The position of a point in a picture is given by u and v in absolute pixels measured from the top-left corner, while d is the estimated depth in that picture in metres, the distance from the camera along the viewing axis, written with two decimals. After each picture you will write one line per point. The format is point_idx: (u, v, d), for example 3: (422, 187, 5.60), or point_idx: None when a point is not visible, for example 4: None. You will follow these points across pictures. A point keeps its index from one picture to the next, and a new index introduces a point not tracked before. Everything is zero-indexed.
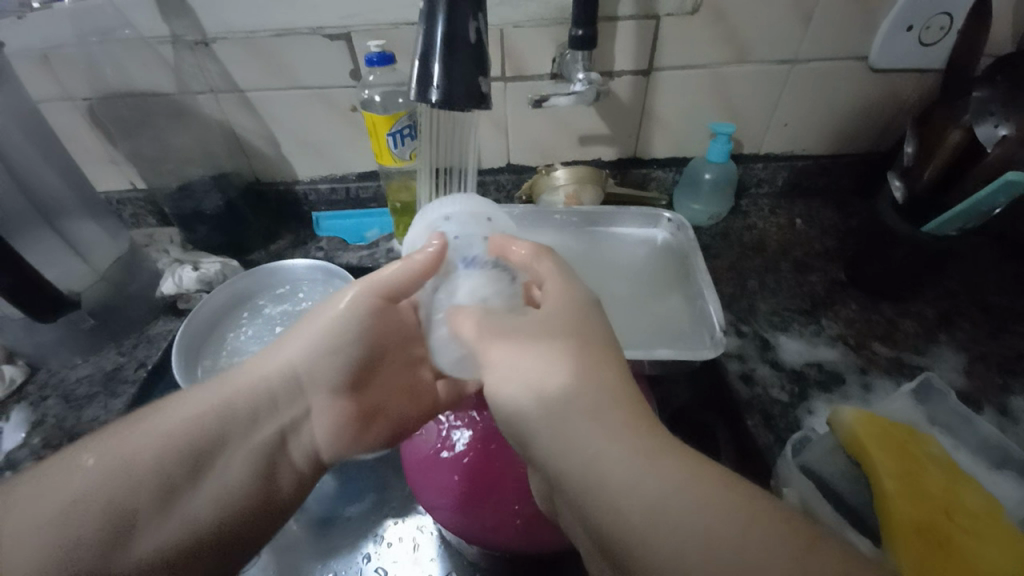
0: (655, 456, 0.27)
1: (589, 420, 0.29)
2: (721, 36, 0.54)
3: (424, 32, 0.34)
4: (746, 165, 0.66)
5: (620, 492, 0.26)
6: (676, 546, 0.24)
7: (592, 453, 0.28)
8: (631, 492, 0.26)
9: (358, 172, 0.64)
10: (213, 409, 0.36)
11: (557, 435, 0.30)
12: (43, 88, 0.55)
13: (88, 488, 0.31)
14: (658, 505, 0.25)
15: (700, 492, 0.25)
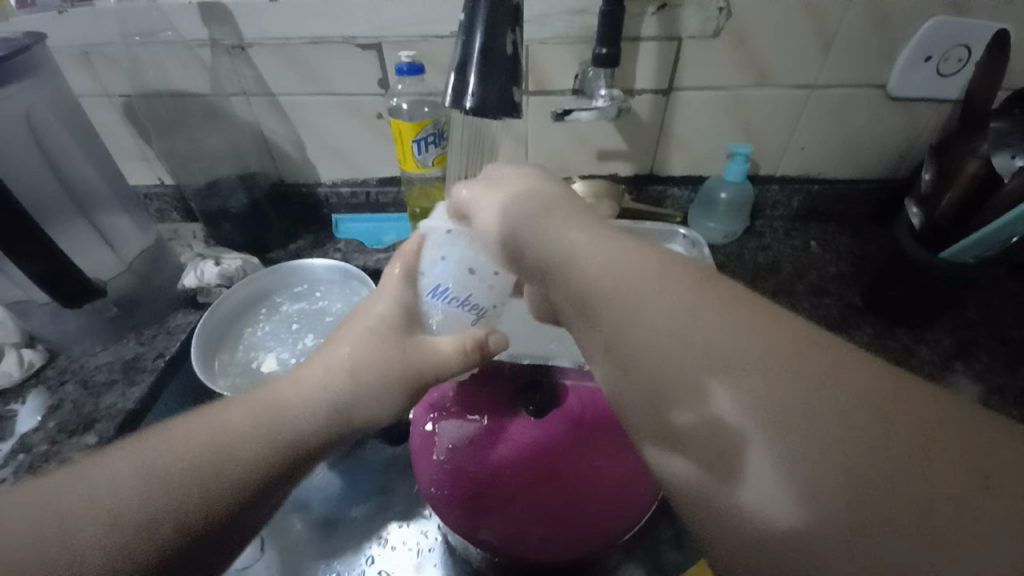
0: (775, 347, 0.23)
1: (720, 320, 0.25)
2: (742, 59, 0.55)
3: (461, 43, 0.35)
4: (762, 187, 0.66)
5: (746, 390, 0.23)
6: (813, 465, 0.20)
7: (724, 343, 0.24)
8: (769, 392, 0.22)
9: (379, 178, 0.65)
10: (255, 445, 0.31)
11: (665, 339, 0.26)
12: (82, 83, 0.57)
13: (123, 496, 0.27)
14: (792, 399, 0.22)
15: (840, 407, 0.21)
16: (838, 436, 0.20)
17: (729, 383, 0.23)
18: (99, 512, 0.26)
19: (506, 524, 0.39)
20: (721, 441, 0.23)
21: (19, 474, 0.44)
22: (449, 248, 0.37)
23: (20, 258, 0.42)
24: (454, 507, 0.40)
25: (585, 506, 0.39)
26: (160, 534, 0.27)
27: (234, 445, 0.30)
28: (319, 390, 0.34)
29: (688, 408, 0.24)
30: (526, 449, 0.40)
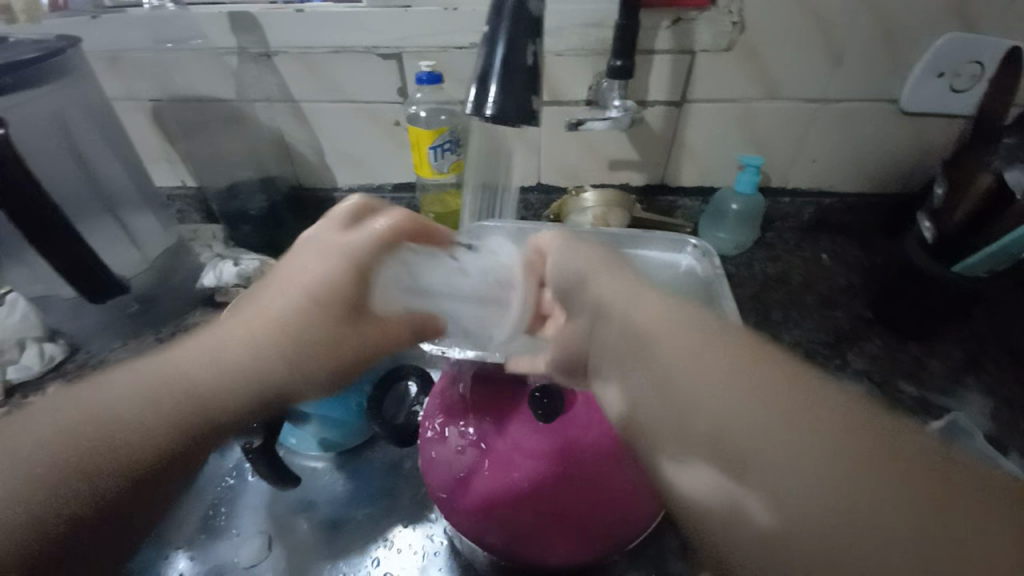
0: (823, 403, 0.25)
1: (749, 369, 0.28)
2: (755, 72, 0.56)
3: (483, 54, 0.37)
4: (773, 199, 0.66)
5: (778, 441, 0.25)
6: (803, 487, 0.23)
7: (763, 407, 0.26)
8: (789, 436, 0.24)
9: (394, 184, 0.67)
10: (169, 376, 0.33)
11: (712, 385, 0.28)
12: (113, 87, 0.59)
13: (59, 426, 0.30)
14: (795, 445, 0.24)
15: (834, 457, 0.23)
16: (828, 468, 0.23)
17: (759, 429, 0.25)
18: (84, 427, 0.30)
19: (514, 524, 0.38)
20: (738, 442, 0.26)
21: None
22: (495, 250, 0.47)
23: (49, 252, 0.44)
24: (465, 506, 0.40)
25: (593, 519, 0.38)
26: (106, 455, 0.30)
27: (185, 368, 0.34)
28: (261, 319, 0.38)
29: (719, 410, 0.27)
30: (545, 459, 0.40)
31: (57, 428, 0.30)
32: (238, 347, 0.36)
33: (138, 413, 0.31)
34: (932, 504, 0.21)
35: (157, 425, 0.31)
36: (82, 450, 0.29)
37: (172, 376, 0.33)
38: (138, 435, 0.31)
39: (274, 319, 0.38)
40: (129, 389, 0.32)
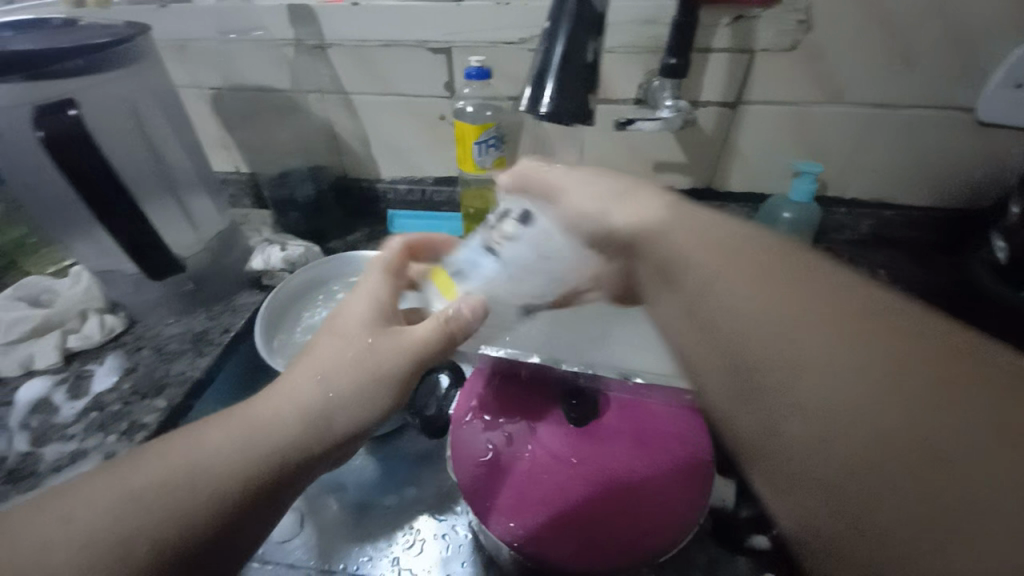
0: (873, 347, 0.26)
1: (806, 325, 0.28)
2: (818, 75, 0.53)
3: (541, 51, 0.36)
4: (826, 209, 0.63)
5: (813, 393, 0.27)
6: (851, 429, 0.26)
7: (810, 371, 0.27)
8: (825, 398, 0.27)
9: (435, 177, 0.67)
10: (227, 461, 0.31)
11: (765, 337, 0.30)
12: (179, 74, 0.62)
13: (127, 499, 0.29)
14: (825, 406, 0.26)
15: (876, 396, 0.25)
16: (881, 424, 0.25)
17: (807, 386, 0.27)
18: (147, 514, 0.29)
19: (533, 527, 0.38)
20: (778, 388, 0.29)
21: (89, 430, 0.48)
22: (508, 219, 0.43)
23: (116, 228, 0.47)
24: (490, 504, 0.39)
25: (618, 533, 0.37)
26: (160, 547, 0.28)
27: (250, 442, 0.33)
28: (327, 388, 0.36)
29: (791, 358, 0.28)
30: (578, 461, 0.40)
31: (127, 500, 0.29)
32: (301, 418, 0.35)
33: (198, 508, 0.30)
34: (982, 424, 0.23)
35: (212, 513, 0.30)
36: (143, 534, 0.28)
37: (241, 458, 0.32)
38: (201, 525, 0.30)
39: (323, 386, 0.36)
40: (184, 471, 0.30)
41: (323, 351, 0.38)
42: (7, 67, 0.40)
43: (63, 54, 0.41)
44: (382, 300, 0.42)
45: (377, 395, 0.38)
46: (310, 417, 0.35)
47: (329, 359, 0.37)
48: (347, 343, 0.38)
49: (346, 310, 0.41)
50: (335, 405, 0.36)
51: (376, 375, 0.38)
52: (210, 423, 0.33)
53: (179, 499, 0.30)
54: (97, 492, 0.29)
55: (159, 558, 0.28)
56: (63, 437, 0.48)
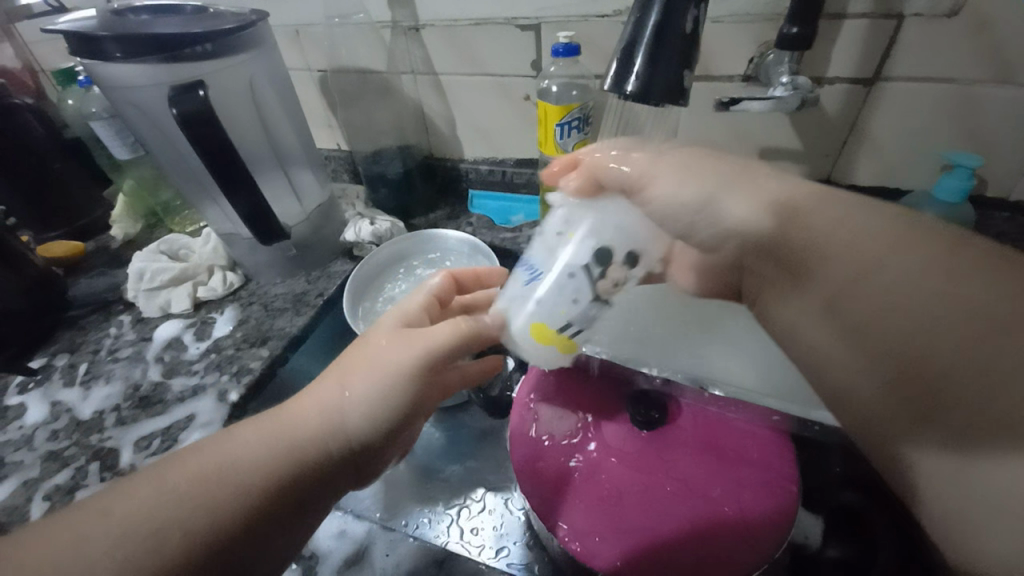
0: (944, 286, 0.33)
1: (894, 260, 0.35)
2: (996, 44, 0.42)
3: (632, 22, 0.33)
4: (986, 213, 0.51)
5: (895, 305, 0.35)
6: (915, 333, 0.33)
7: (920, 305, 0.33)
8: (927, 318, 0.33)
9: (517, 159, 0.67)
10: (258, 456, 0.33)
11: (857, 275, 0.36)
12: (293, 58, 0.68)
13: (163, 493, 0.31)
14: (914, 326, 0.34)
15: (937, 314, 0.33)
16: (935, 338, 0.33)
17: (890, 302, 0.35)
18: (185, 510, 0.30)
19: (587, 522, 0.37)
20: (861, 289, 0.36)
21: (208, 368, 0.57)
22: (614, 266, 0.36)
23: (233, 197, 0.53)
24: (544, 494, 0.39)
25: (680, 546, 0.35)
26: (186, 539, 0.29)
27: (276, 442, 0.33)
28: (346, 394, 0.35)
29: (887, 275, 0.35)
30: (638, 465, 0.39)
31: (167, 491, 0.31)
32: (323, 417, 0.35)
33: (232, 499, 0.31)
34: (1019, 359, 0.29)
35: (244, 510, 0.31)
36: (177, 525, 0.29)
37: (271, 450, 0.33)
38: (232, 517, 0.31)
39: (343, 387, 0.36)
40: (221, 463, 0.32)
41: (349, 357, 0.38)
42: (149, 50, 0.46)
43: (194, 38, 0.47)
44: (410, 312, 0.41)
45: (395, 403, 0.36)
46: (325, 414, 0.35)
47: (348, 368, 0.37)
48: (367, 345, 0.38)
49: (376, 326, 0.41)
50: (350, 404, 0.35)
51: (392, 372, 0.36)
52: (246, 422, 0.35)
53: (211, 491, 0.31)
54: (156, 475, 0.32)
55: (188, 552, 0.29)
56: (188, 371, 0.57)
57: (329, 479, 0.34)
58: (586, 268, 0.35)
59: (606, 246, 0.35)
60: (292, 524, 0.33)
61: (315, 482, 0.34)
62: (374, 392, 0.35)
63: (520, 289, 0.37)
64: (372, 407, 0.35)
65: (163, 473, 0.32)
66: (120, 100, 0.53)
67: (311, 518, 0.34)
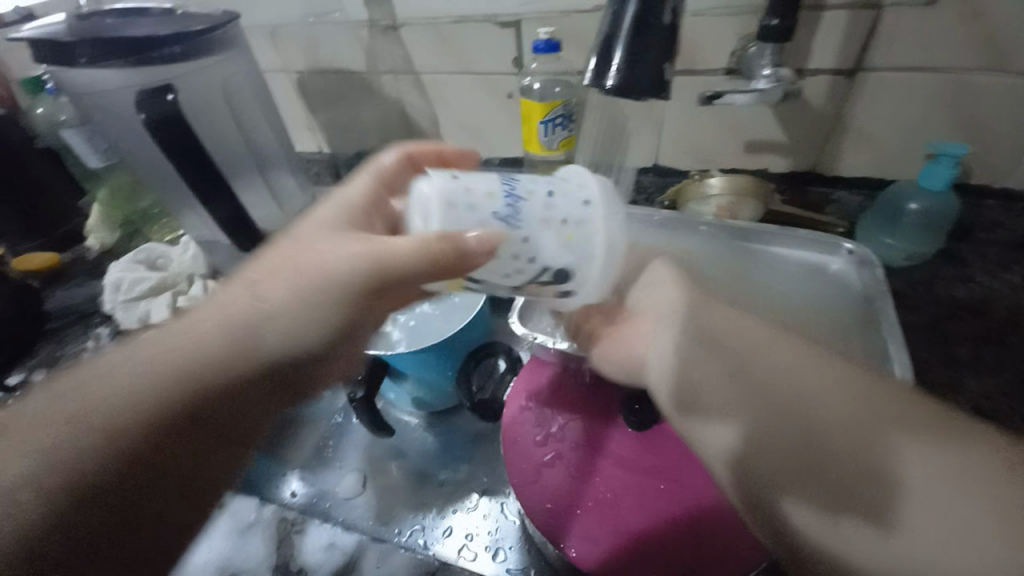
0: (842, 384, 0.29)
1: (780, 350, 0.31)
2: (975, 32, 0.42)
3: (610, 15, 0.32)
4: (971, 199, 0.51)
5: (801, 390, 0.29)
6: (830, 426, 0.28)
7: (827, 396, 0.29)
8: (836, 414, 0.28)
9: (503, 158, 0.66)
10: (154, 375, 0.30)
11: (756, 353, 0.32)
12: (270, 61, 0.66)
13: (56, 415, 0.29)
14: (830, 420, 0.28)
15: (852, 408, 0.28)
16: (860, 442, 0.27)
17: (796, 388, 0.29)
18: (63, 432, 0.28)
19: (590, 528, 0.36)
20: (757, 376, 0.31)
21: None
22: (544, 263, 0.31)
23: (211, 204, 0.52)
24: (547, 506, 0.38)
25: (680, 541, 0.35)
26: (60, 479, 0.27)
27: (178, 362, 0.31)
28: (259, 301, 0.33)
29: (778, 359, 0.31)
30: (635, 470, 0.39)
31: (56, 419, 0.29)
32: (230, 329, 0.32)
33: (119, 424, 0.29)
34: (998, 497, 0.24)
35: (140, 439, 0.29)
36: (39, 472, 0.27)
37: (168, 373, 0.31)
38: (105, 461, 0.28)
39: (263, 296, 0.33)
40: (112, 389, 0.30)
41: (278, 251, 0.35)
42: (116, 55, 0.45)
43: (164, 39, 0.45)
44: (352, 206, 0.39)
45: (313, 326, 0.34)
46: (237, 328, 0.33)
47: (268, 271, 0.34)
48: (301, 239, 0.36)
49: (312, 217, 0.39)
50: (266, 317, 0.33)
51: (320, 280, 0.34)
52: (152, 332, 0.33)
53: (99, 411, 0.29)
54: (52, 398, 0.30)
55: (60, 496, 0.27)
56: None
57: (238, 407, 0.32)
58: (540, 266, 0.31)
59: (572, 269, 0.31)
60: (200, 464, 0.31)
61: (222, 408, 0.32)
62: (298, 300, 0.33)
63: (471, 211, 0.29)
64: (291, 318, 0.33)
65: (55, 395, 0.30)
66: (90, 106, 0.51)
67: (224, 464, 0.32)
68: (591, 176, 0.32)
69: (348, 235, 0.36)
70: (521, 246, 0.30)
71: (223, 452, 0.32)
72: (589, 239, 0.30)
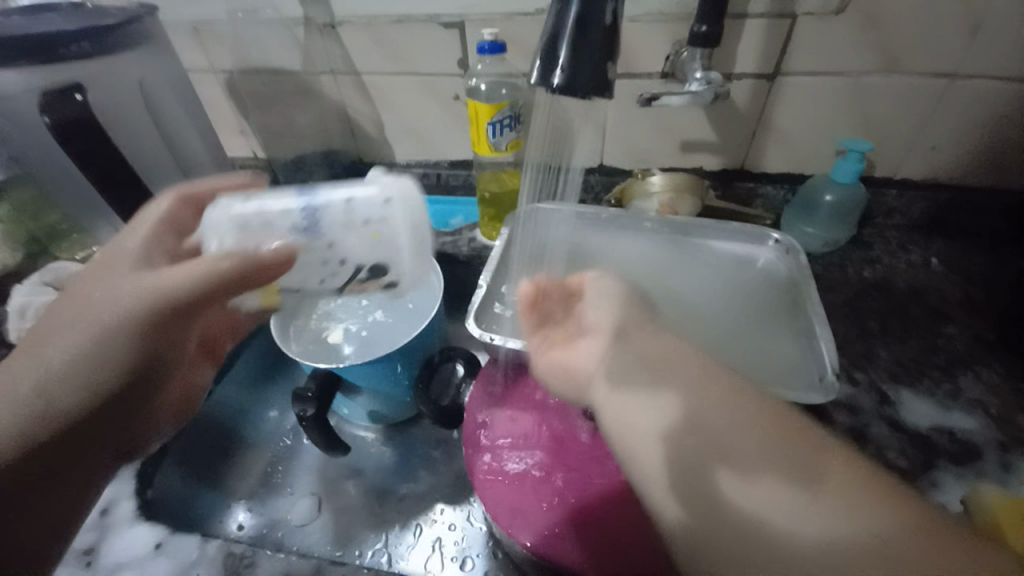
0: (746, 415, 0.33)
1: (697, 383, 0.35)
2: (870, 42, 0.47)
3: (554, 15, 0.33)
4: (875, 190, 0.57)
5: (713, 421, 0.33)
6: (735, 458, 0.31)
7: (730, 425, 0.32)
8: (739, 439, 0.31)
9: (451, 160, 0.65)
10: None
11: (677, 382, 0.36)
12: (194, 60, 0.61)
13: None
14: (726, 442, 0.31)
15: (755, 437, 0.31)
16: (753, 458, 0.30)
17: (710, 415, 0.33)
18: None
19: (555, 521, 0.37)
20: (680, 404, 0.34)
21: None
22: (331, 260, 0.35)
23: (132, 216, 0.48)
24: (513, 506, 0.38)
25: (642, 524, 0.36)
26: None
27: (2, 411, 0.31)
28: (74, 348, 0.34)
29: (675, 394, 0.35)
30: (591, 460, 0.40)
31: None
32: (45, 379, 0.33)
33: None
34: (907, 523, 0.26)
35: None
36: None
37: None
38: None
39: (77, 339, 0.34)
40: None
41: (93, 295, 0.35)
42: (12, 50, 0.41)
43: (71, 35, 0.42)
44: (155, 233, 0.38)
45: (143, 348, 0.36)
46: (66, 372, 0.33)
47: (80, 313, 0.34)
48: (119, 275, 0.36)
49: (115, 247, 0.38)
50: (85, 359, 0.34)
51: (134, 318, 0.34)
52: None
53: None
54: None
55: None
56: None
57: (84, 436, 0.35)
58: (360, 268, 0.35)
59: (378, 263, 0.35)
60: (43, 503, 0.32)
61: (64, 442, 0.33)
62: (111, 340, 0.35)
63: (269, 218, 0.33)
64: (109, 358, 0.35)
65: None
66: None
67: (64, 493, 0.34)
68: (393, 180, 0.33)
69: (153, 268, 0.36)
70: (323, 246, 0.34)
71: (75, 471, 0.35)
72: (395, 246, 0.34)
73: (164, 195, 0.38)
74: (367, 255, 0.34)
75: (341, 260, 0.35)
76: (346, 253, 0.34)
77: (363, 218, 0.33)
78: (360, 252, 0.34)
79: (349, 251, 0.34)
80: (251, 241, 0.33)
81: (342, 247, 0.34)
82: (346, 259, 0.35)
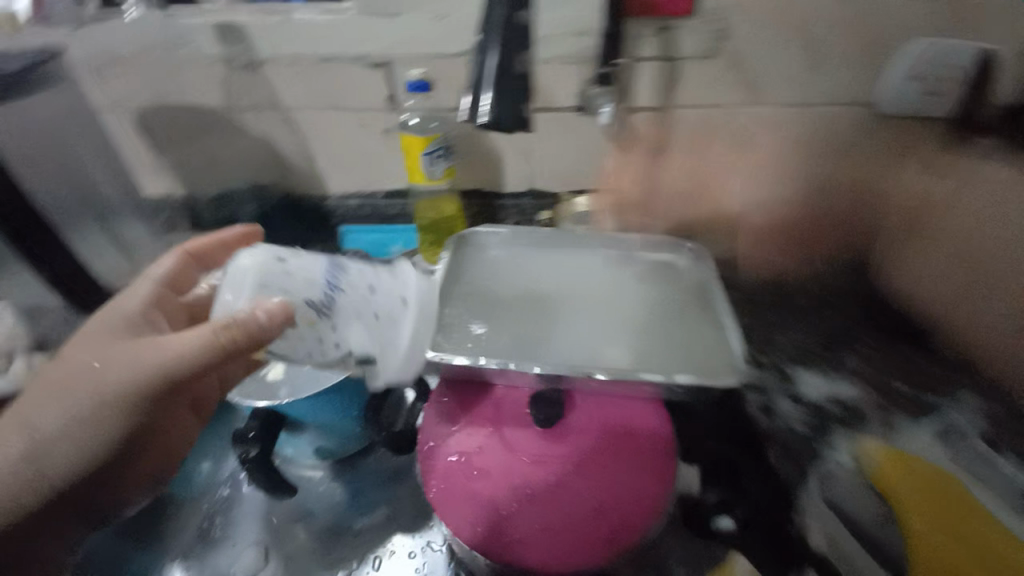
0: None
1: None
2: (736, 80, 0.57)
3: (476, 64, 0.38)
4: None
5: None
6: None
7: None
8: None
9: (387, 191, 0.66)
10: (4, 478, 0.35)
11: None
12: (104, 98, 0.58)
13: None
14: None
15: None
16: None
17: None
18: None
19: (511, 528, 0.39)
20: None
21: None
22: (332, 347, 0.37)
23: None
24: (473, 518, 0.39)
25: (593, 522, 0.39)
26: None
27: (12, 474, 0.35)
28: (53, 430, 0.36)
29: None
30: (545, 462, 0.41)
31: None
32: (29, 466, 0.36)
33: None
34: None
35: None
36: None
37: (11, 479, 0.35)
38: None
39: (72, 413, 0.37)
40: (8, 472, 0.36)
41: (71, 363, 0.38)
42: None
43: None
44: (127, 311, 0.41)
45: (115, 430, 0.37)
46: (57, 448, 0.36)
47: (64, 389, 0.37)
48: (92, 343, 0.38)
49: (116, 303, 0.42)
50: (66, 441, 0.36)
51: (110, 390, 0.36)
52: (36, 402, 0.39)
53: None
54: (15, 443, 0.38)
55: None
56: None
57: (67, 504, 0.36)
58: (352, 354, 0.37)
59: (374, 356, 0.38)
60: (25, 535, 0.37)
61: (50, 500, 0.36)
62: (102, 414, 0.37)
63: (290, 284, 0.35)
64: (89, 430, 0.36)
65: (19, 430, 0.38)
66: None
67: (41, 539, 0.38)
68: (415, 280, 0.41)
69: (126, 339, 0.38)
70: (327, 330, 0.36)
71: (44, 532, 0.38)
72: (395, 338, 0.39)
73: (150, 278, 0.45)
74: (371, 347, 0.38)
75: (337, 345, 0.37)
76: (353, 340, 0.37)
77: (378, 315, 0.38)
78: (371, 343, 0.38)
79: (360, 343, 0.37)
80: (234, 286, 0.35)
81: (356, 337, 0.37)
82: (344, 348, 0.37)
